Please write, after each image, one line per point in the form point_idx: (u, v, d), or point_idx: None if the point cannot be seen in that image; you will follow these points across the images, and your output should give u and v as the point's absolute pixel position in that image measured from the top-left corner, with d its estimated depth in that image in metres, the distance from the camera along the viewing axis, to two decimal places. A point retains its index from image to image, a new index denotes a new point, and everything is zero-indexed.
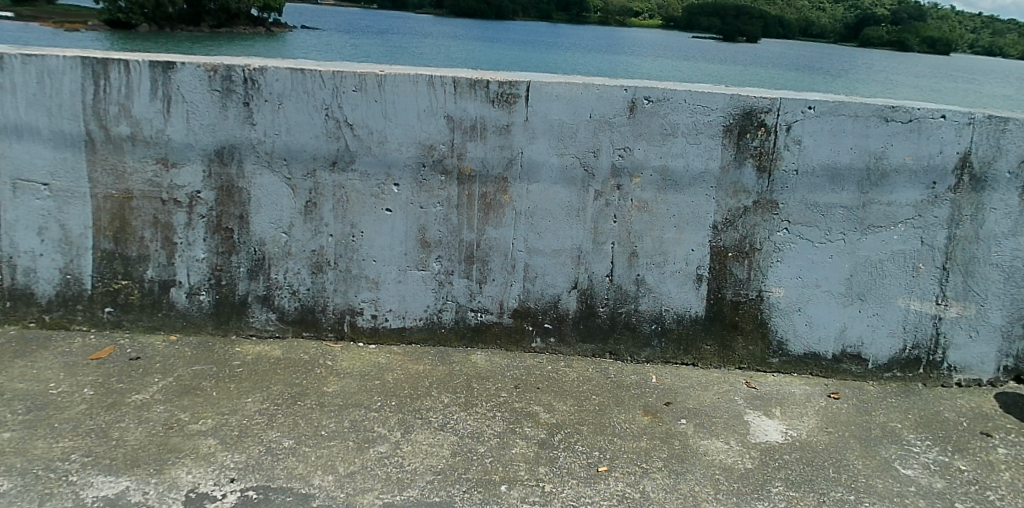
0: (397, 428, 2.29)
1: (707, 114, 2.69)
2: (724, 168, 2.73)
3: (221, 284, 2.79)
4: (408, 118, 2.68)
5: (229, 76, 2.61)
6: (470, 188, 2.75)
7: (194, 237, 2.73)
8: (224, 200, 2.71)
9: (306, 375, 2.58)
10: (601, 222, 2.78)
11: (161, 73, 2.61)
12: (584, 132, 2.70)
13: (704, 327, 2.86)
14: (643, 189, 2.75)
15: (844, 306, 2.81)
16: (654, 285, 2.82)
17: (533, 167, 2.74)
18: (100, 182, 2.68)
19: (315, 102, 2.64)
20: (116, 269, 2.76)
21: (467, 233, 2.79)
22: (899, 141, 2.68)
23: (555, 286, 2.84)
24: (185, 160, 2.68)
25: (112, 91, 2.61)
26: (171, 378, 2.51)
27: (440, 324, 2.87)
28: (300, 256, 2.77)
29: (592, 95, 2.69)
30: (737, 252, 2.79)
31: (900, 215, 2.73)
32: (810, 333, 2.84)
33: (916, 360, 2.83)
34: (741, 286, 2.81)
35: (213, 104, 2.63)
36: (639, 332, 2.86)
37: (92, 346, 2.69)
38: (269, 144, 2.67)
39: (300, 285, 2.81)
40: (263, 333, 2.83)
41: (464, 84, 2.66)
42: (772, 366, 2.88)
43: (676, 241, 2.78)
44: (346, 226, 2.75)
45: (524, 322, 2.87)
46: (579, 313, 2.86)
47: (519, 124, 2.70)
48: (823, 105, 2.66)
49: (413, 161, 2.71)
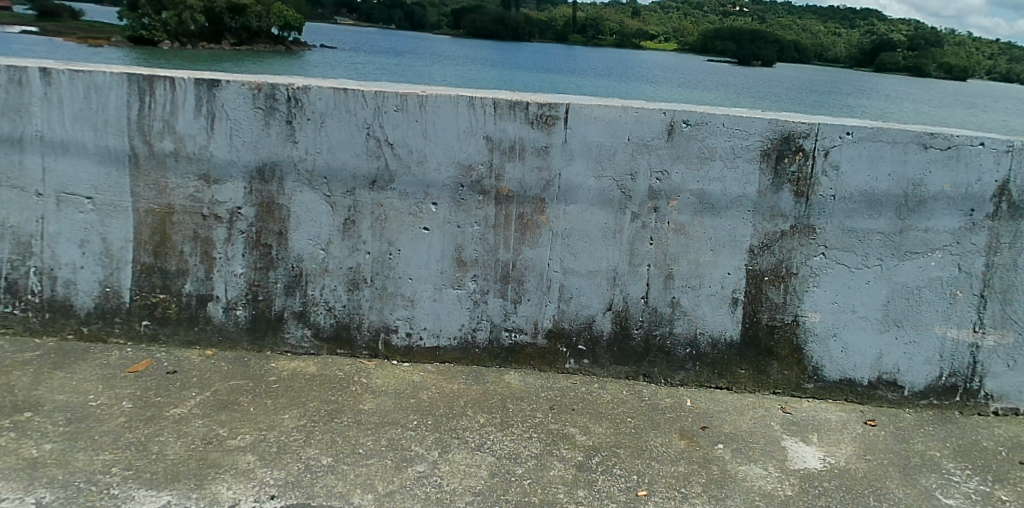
0: (434, 448, 2.28)
1: (745, 138, 2.72)
2: (762, 192, 2.75)
3: (257, 300, 2.79)
4: (448, 138, 2.70)
5: (273, 94, 2.65)
6: (508, 208, 2.75)
7: (232, 253, 2.75)
8: (264, 217, 2.73)
9: (341, 392, 2.57)
10: (637, 244, 2.78)
11: (205, 90, 2.66)
12: (623, 155, 2.72)
13: (739, 351, 2.85)
14: (680, 212, 2.76)
15: (880, 333, 2.84)
16: (690, 308, 2.82)
17: (571, 188, 2.74)
18: (143, 196, 2.72)
19: (357, 122, 2.66)
20: (154, 283, 2.77)
21: (503, 252, 2.78)
22: (937, 168, 2.71)
23: (591, 307, 2.82)
24: (227, 177, 2.71)
25: (158, 107, 2.66)
26: (208, 393, 2.52)
27: (474, 344, 2.84)
28: (337, 273, 2.76)
29: (631, 118, 2.71)
30: (773, 277, 2.81)
31: (938, 242, 2.76)
32: (845, 359, 2.86)
33: (953, 388, 2.84)
34: (777, 310, 2.82)
35: (256, 121, 2.67)
36: (673, 356, 2.84)
37: (129, 359, 2.70)
38: (310, 162, 2.69)
39: (335, 302, 2.79)
40: (297, 350, 2.81)
41: (504, 105, 2.68)
42: (807, 391, 2.88)
43: (712, 264, 2.79)
44: (384, 243, 2.75)
45: (559, 343, 2.84)
46: (614, 335, 2.84)
47: (557, 146, 2.71)
48: (860, 132, 2.70)
49: (452, 181, 2.72)
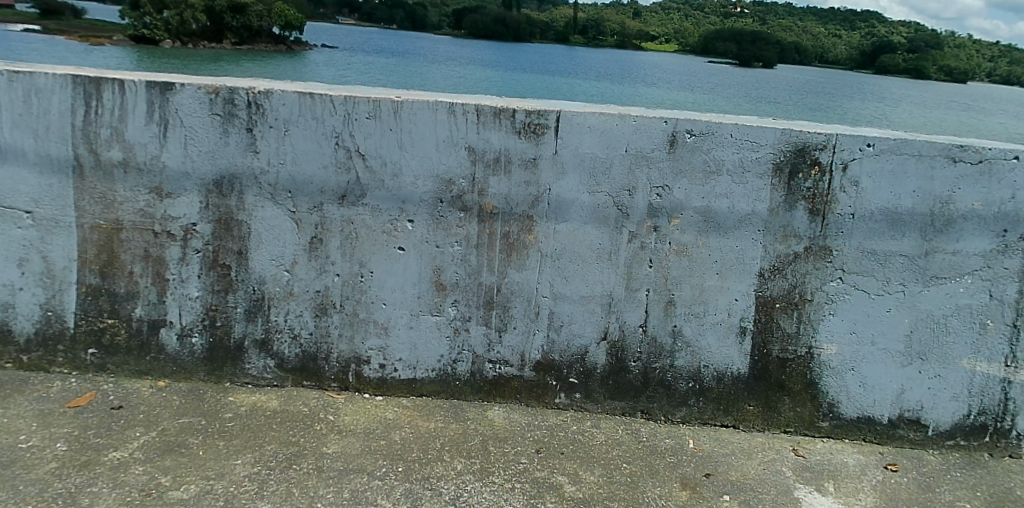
0: (403, 502, 2.01)
1: (755, 150, 2.46)
2: (774, 210, 2.48)
3: (215, 326, 2.52)
4: (426, 149, 2.43)
5: (231, 99, 2.38)
6: (492, 226, 2.48)
7: (187, 274, 2.48)
8: (222, 234, 2.46)
9: (304, 432, 2.30)
10: (635, 266, 2.51)
11: (158, 94, 2.39)
12: (620, 168, 2.45)
13: (746, 386, 2.59)
14: (683, 232, 2.50)
15: (902, 367, 2.57)
16: (693, 338, 2.55)
17: (562, 205, 2.48)
18: (88, 210, 2.45)
19: (324, 130, 2.40)
20: (101, 306, 2.50)
21: (487, 275, 2.52)
22: (967, 184, 2.44)
23: (583, 336, 2.55)
24: (181, 190, 2.44)
25: (105, 112, 2.39)
26: (154, 433, 2.25)
27: (454, 376, 2.57)
28: (303, 297, 2.50)
29: (629, 127, 2.44)
30: (785, 304, 2.54)
31: (967, 266, 2.49)
32: (864, 395, 2.59)
33: (982, 428, 2.58)
34: (789, 341, 2.56)
35: (213, 129, 2.40)
36: (674, 391, 2.58)
37: (72, 391, 2.43)
38: (273, 175, 2.42)
39: (302, 330, 2.52)
40: (259, 382, 2.54)
41: (488, 112, 2.41)
42: (821, 430, 2.61)
43: (717, 289, 2.53)
44: (354, 265, 2.49)
45: (548, 376, 2.58)
46: (609, 368, 2.57)
47: (547, 158, 2.45)
48: (883, 143, 2.43)
49: (430, 196, 2.46)
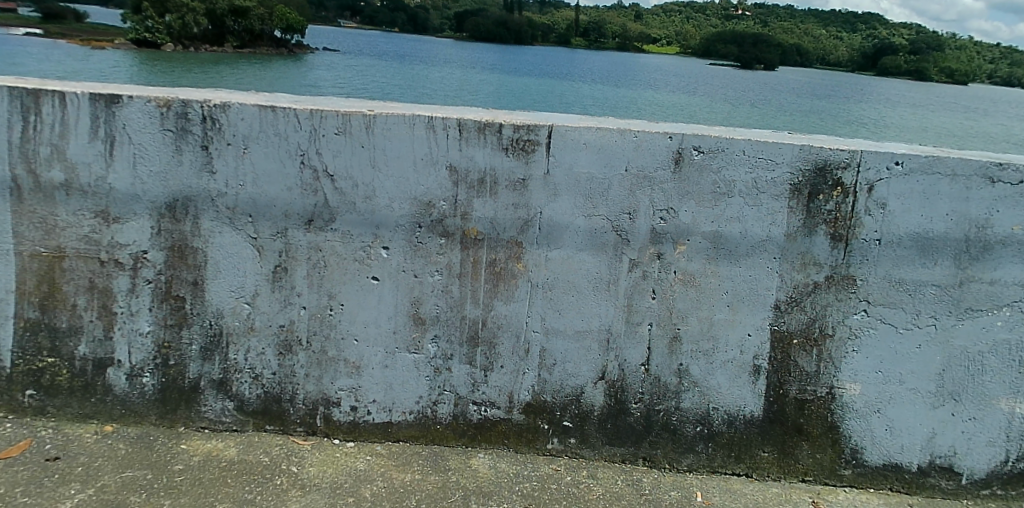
0: None
1: (771, 169, 2.20)
2: (791, 235, 2.22)
3: (168, 365, 2.27)
4: (402, 168, 2.17)
5: (184, 113, 2.12)
6: (476, 254, 2.23)
7: (137, 307, 2.22)
8: (175, 263, 2.20)
9: (262, 488, 2.04)
10: (636, 298, 2.25)
11: (102, 107, 2.11)
12: (618, 190, 2.19)
13: (760, 430, 2.32)
14: (689, 259, 2.24)
15: (933, 408, 2.30)
16: (700, 378, 2.30)
17: (555, 230, 2.22)
18: (26, 237, 2.18)
19: (288, 147, 2.14)
20: (40, 343, 2.24)
21: (471, 308, 2.26)
22: (1007, 206, 2.18)
23: (579, 376, 2.30)
24: (129, 214, 2.17)
25: (43, 128, 2.11)
26: (92, 490, 1.97)
27: (434, 420, 2.32)
28: (265, 333, 2.25)
29: (629, 143, 2.18)
30: (803, 339, 2.28)
31: (1006, 297, 2.23)
32: (890, 439, 2.32)
33: (1021, 475, 2.32)
34: (808, 380, 2.30)
35: (164, 147, 2.13)
36: (679, 436, 2.32)
37: (5, 440, 2.16)
38: (232, 197, 2.16)
39: (264, 369, 2.27)
40: (217, 426, 2.29)
41: (471, 127, 2.15)
42: (843, 479, 2.34)
43: (728, 324, 2.27)
44: (323, 297, 2.23)
45: (539, 419, 2.32)
46: (606, 410, 2.31)
47: (538, 177, 2.19)
48: (913, 161, 2.17)
49: (407, 221, 2.20)
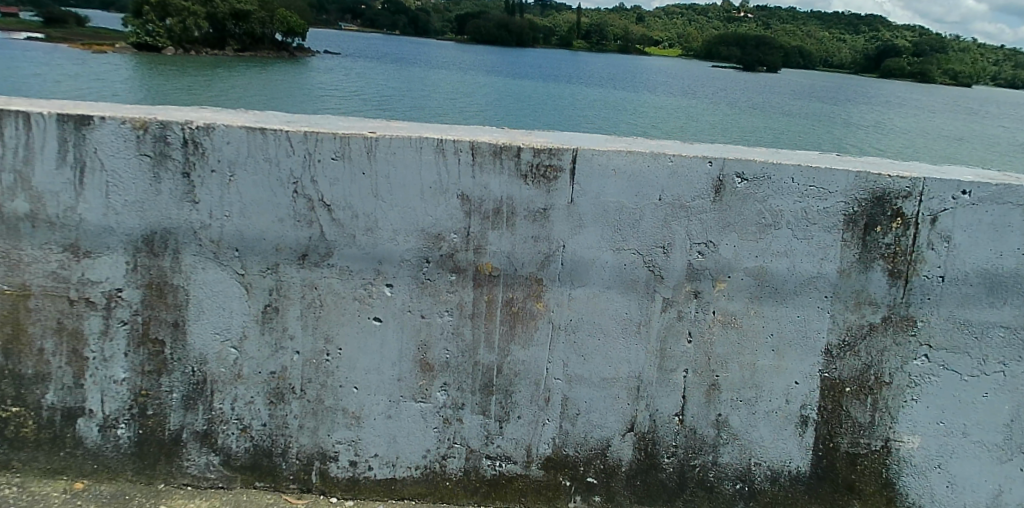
0: None
1: (824, 198, 1.95)
2: (845, 272, 1.97)
3: (146, 416, 2.03)
4: (408, 197, 1.93)
5: (163, 135, 1.87)
6: (490, 292, 1.99)
7: (112, 352, 1.98)
8: (154, 302, 1.97)
9: None
10: (669, 341, 2.01)
11: (72, 130, 1.86)
12: (651, 221, 1.95)
13: (808, 488, 2.07)
14: (730, 299, 1.99)
15: (1001, 464, 2.05)
16: (741, 429, 2.05)
17: (578, 266, 1.98)
18: None
19: (280, 174, 1.90)
20: (3, 391, 1.99)
21: (484, 352, 2.03)
22: None
23: (604, 427, 2.05)
24: (101, 248, 1.93)
25: (5, 152, 1.87)
26: None
27: (443, 476, 2.07)
28: (254, 380, 2.01)
29: (663, 169, 1.93)
30: (857, 388, 2.04)
31: None
32: (954, 499, 2.07)
33: None
34: (862, 432, 2.05)
35: (141, 173, 1.90)
36: (717, 494, 2.08)
37: None
38: (217, 230, 1.92)
39: (253, 420, 2.03)
40: (201, 483, 2.04)
41: (486, 151, 1.91)
42: None
43: (772, 370, 2.03)
44: (319, 340, 1.99)
45: (560, 475, 2.07)
46: (636, 465, 2.07)
47: (560, 207, 1.95)
48: (982, 190, 1.92)
49: (414, 256, 1.96)
